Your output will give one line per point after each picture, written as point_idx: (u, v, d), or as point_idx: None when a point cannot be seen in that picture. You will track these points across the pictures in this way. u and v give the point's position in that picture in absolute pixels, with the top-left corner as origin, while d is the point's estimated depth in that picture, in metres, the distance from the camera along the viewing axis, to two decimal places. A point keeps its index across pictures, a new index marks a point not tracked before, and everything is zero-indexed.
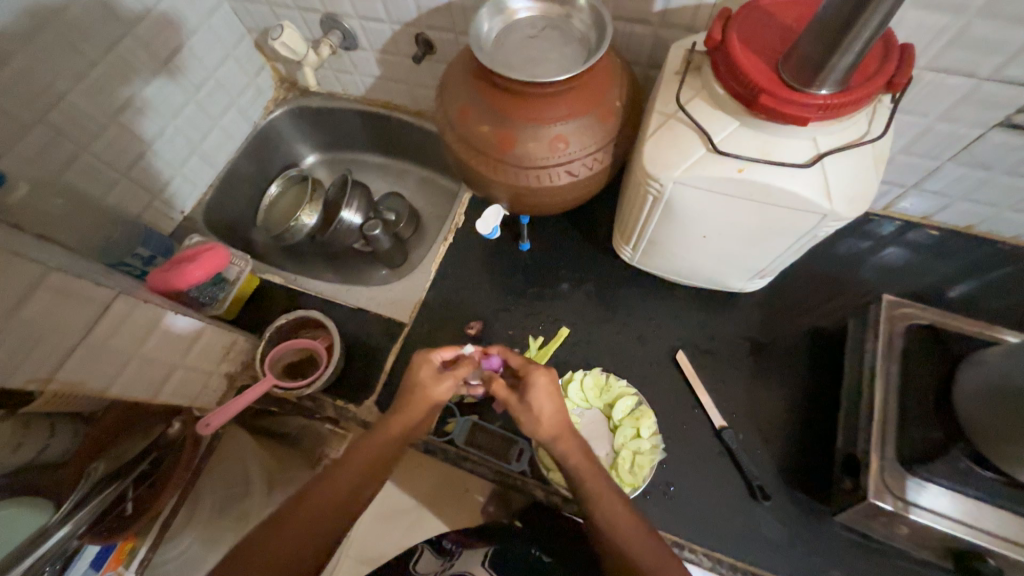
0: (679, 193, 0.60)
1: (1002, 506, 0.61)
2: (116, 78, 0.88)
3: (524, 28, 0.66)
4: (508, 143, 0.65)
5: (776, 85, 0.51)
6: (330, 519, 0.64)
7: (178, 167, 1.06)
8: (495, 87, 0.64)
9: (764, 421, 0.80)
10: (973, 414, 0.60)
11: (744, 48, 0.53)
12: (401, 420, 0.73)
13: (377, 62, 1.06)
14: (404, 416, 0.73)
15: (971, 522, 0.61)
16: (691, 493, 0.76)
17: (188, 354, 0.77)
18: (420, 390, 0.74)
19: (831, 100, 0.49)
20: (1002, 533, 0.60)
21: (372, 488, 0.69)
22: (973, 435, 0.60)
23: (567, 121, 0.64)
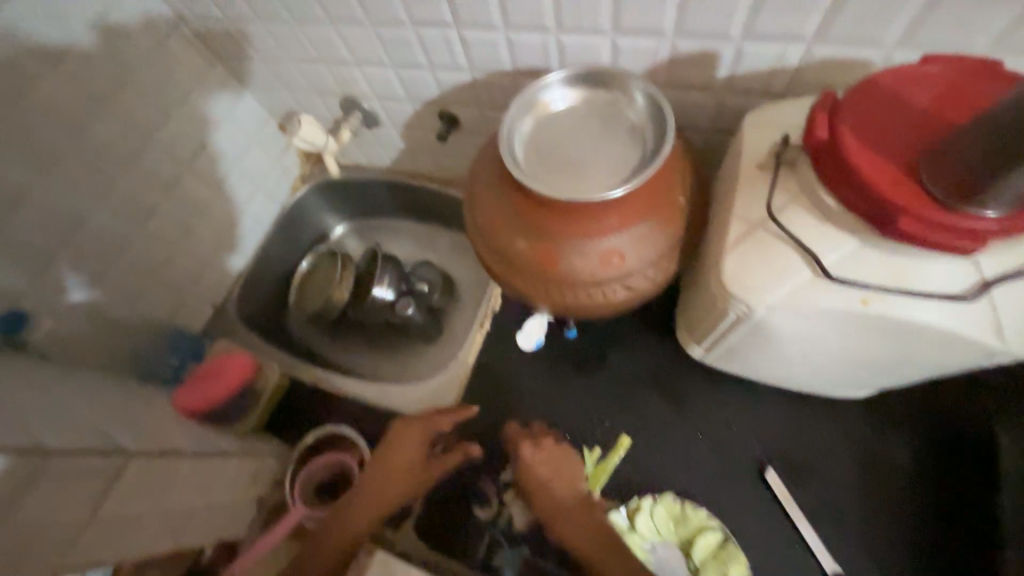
0: (774, 323, 0.48)
1: None
2: (140, 188, 0.85)
3: (562, 124, 0.56)
4: (551, 259, 0.55)
5: (922, 203, 0.38)
6: None
7: (208, 261, 1.02)
8: (531, 200, 0.54)
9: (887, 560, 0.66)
10: None
11: (865, 149, 0.40)
12: (391, 454, 0.71)
13: (401, 136, 0.99)
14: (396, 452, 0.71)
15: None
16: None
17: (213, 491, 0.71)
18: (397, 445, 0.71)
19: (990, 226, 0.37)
20: None
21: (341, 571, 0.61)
22: None
23: (622, 231, 0.53)
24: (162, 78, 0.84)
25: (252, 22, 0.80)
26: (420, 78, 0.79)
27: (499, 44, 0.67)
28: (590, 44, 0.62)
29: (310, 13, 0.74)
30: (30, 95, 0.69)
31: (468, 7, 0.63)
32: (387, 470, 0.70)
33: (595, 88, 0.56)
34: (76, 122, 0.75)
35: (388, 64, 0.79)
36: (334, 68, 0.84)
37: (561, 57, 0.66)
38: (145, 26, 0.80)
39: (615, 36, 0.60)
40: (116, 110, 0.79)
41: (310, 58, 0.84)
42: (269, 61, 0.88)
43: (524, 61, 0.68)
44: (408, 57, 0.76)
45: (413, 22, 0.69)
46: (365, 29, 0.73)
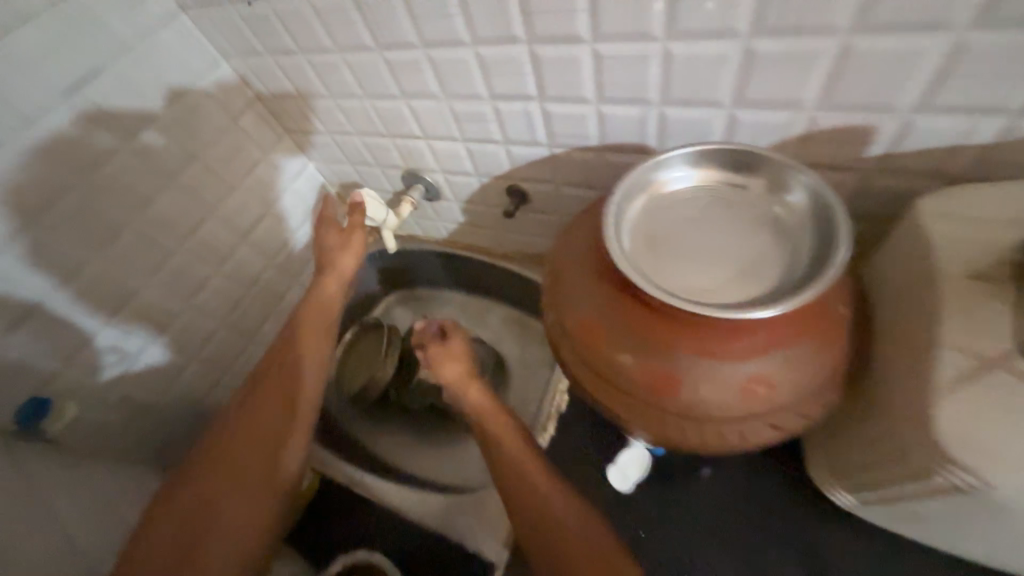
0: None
1: None
2: (194, 260, 0.81)
3: (680, 213, 0.45)
4: (669, 383, 0.41)
5: None
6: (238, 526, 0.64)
7: (252, 335, 0.95)
8: (645, 305, 0.42)
9: None
10: None
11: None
12: (318, 277, 0.77)
13: (462, 210, 0.93)
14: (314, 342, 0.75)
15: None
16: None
17: None
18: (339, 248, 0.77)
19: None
20: None
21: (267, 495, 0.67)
22: None
23: (771, 355, 0.39)
24: (231, 152, 0.83)
25: (325, 99, 0.78)
26: (491, 152, 0.73)
27: (588, 119, 0.59)
28: (702, 118, 0.53)
29: (384, 88, 0.70)
30: (100, 171, 0.67)
31: (558, 80, 0.56)
32: (309, 309, 0.77)
33: (724, 172, 0.45)
34: (141, 196, 0.72)
35: (458, 139, 0.73)
36: (402, 143, 0.80)
37: (660, 132, 0.57)
38: (222, 103, 0.80)
39: (737, 110, 0.50)
40: (182, 184, 0.77)
41: (379, 133, 0.81)
42: (337, 135, 0.86)
43: (615, 137, 0.60)
44: (481, 131, 0.70)
45: (492, 96, 0.63)
46: (438, 103, 0.68)
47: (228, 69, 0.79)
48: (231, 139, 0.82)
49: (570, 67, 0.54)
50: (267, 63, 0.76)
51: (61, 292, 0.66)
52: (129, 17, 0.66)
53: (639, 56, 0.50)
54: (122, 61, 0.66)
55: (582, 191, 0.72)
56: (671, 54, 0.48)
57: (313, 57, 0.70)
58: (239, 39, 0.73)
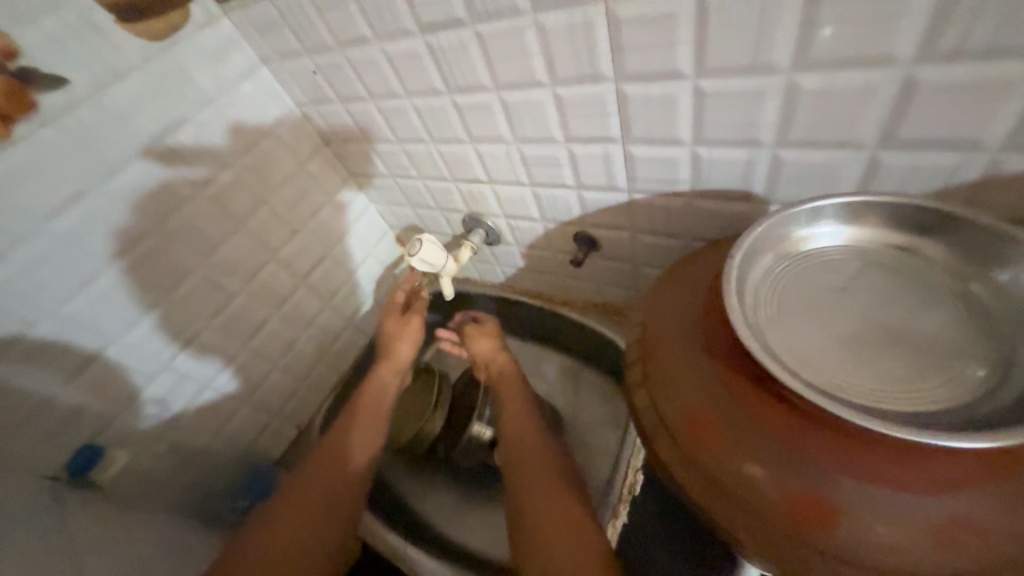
0: None
1: None
2: (254, 304, 0.80)
3: (832, 279, 0.36)
4: (824, 516, 0.31)
5: None
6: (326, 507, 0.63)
7: (303, 379, 0.93)
8: (788, 405, 0.33)
9: None
10: None
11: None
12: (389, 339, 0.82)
13: (524, 255, 0.87)
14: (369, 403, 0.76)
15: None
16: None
17: None
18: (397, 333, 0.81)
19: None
20: None
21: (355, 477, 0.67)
22: None
23: (977, 495, 0.29)
24: (298, 196, 0.83)
25: (391, 143, 0.77)
26: (561, 197, 0.67)
27: (678, 163, 0.52)
28: (833, 161, 0.44)
29: (451, 132, 0.67)
30: (175, 215, 0.68)
31: (648, 120, 0.49)
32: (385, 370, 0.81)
33: (883, 239, 0.37)
34: (210, 241, 0.72)
35: (525, 183, 0.68)
36: (465, 187, 0.77)
37: (771, 177, 0.48)
38: (293, 149, 0.81)
39: (883, 151, 0.41)
40: (249, 227, 0.77)
41: (442, 176, 0.78)
42: (400, 178, 0.84)
43: (712, 182, 0.52)
44: (551, 175, 0.64)
45: (567, 137, 0.57)
46: (507, 146, 0.64)
47: (300, 116, 0.80)
48: (298, 183, 0.83)
49: (665, 106, 0.47)
50: (338, 110, 0.76)
51: (126, 335, 0.66)
52: (214, 70, 0.68)
53: (756, 92, 0.42)
54: (203, 112, 0.68)
55: (662, 240, 0.64)
56: (799, 86, 0.40)
57: (382, 103, 0.69)
58: (313, 87, 0.73)
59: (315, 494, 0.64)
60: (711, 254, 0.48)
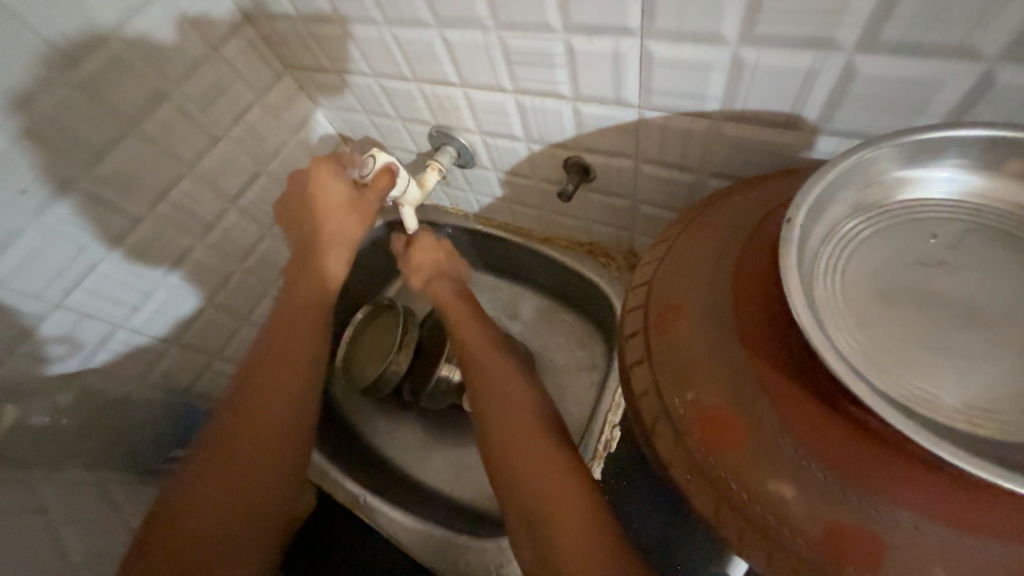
0: None
1: None
2: (168, 232, 0.66)
3: (919, 246, 0.28)
4: (868, 554, 0.25)
5: None
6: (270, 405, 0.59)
7: (245, 318, 0.82)
8: (839, 412, 0.26)
9: None
10: None
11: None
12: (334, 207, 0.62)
13: (502, 183, 0.74)
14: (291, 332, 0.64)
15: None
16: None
17: None
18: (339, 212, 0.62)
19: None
20: None
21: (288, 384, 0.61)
22: None
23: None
24: (213, 92, 0.65)
25: (331, 23, 0.58)
26: (551, 111, 0.53)
27: (712, 71, 0.39)
28: (927, 78, 0.32)
29: (409, 9, 0.50)
30: (29, 109, 0.50)
31: (685, 1, 0.35)
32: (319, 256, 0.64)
33: (980, 195, 0.29)
34: (89, 147, 0.55)
35: (507, 89, 0.53)
36: (430, 91, 0.61)
37: (832, 100, 0.36)
38: (199, 23, 0.60)
39: (1003, 67, 0.30)
40: (148, 132, 0.60)
41: (401, 75, 0.61)
42: (349, 76, 0.67)
43: (748, 102, 0.40)
44: (541, 80, 0.50)
45: (565, 24, 0.42)
46: (484, 35, 0.48)
47: None
48: (212, 73, 0.64)
49: None
50: None
51: None
52: None
53: None
54: None
55: (671, 173, 0.52)
56: None
57: None
58: None
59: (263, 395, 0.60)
60: (741, 196, 0.38)
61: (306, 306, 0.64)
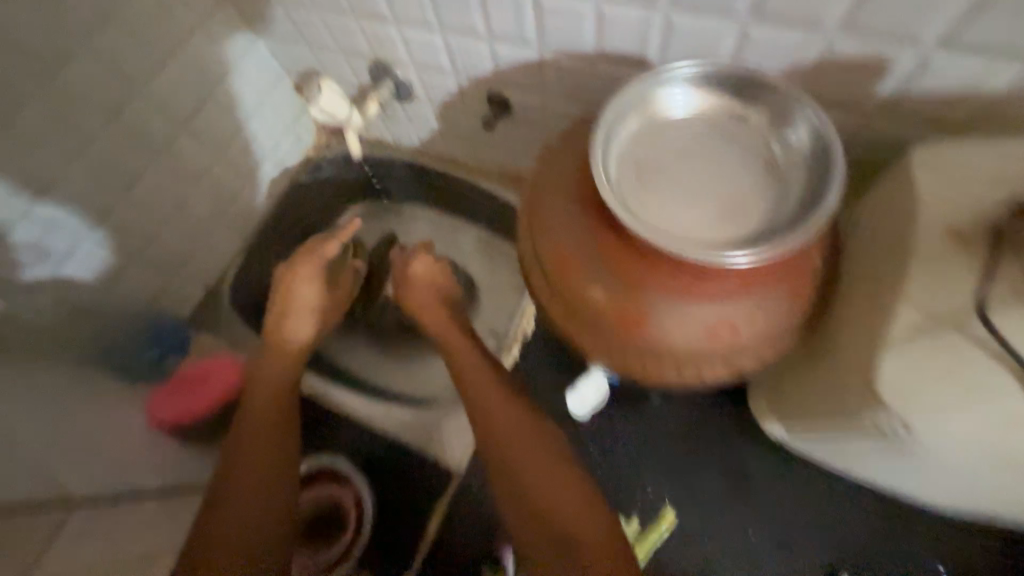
0: (927, 450, 0.38)
1: None
2: (123, 150, 0.71)
3: (674, 141, 0.43)
4: (639, 319, 0.41)
5: None
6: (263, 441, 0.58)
7: (202, 239, 0.89)
8: (625, 238, 0.41)
9: None
10: None
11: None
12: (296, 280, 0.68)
13: (437, 115, 0.84)
14: (254, 421, 0.59)
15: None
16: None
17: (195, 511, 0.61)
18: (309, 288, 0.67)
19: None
20: None
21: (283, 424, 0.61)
22: None
23: (743, 302, 0.40)
24: (156, 15, 0.69)
25: None
26: (472, 48, 0.64)
27: (583, 19, 0.51)
28: (713, 31, 0.47)
29: None
30: None
31: None
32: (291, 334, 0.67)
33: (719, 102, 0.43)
34: (44, 63, 0.60)
35: (434, 27, 0.63)
36: (368, 26, 0.69)
37: (663, 46, 0.51)
38: None
39: (751, 24, 0.45)
40: (98, 51, 0.64)
41: (341, 10, 0.68)
42: (290, 8, 0.72)
43: (611, 45, 0.53)
44: (460, 20, 0.60)
45: None
46: None
47: None
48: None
49: None
50: None
51: None
52: None
53: None
54: None
55: (571, 104, 0.66)
56: None
57: None
58: None
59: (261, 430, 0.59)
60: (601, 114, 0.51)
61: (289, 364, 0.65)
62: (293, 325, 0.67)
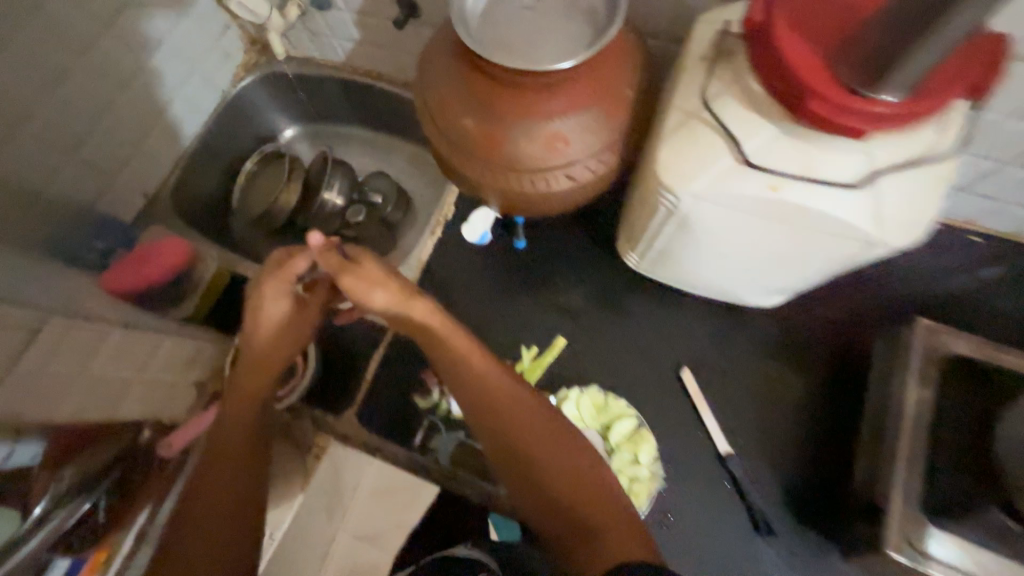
0: (696, 214, 0.52)
1: None
2: (45, 45, 0.77)
3: (520, 1, 0.53)
4: (494, 137, 0.54)
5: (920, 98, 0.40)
6: (235, 456, 0.62)
7: (138, 147, 0.96)
8: (477, 71, 0.53)
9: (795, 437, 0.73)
10: None
11: (807, 48, 0.41)
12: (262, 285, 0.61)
13: (354, 24, 0.92)
14: (227, 439, 0.62)
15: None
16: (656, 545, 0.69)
17: (156, 353, 0.72)
18: (270, 312, 0.63)
19: (891, 109, 0.39)
20: None
21: (253, 441, 0.64)
22: None
23: (566, 115, 0.53)
24: None
25: None
26: None
27: None
28: None
29: None
30: None
31: None
32: (262, 340, 0.64)
33: None
34: None
35: None
36: None
37: None
38: None
39: None
40: None
41: None
42: None
43: None
44: None
45: None
46: None
47: None
48: None
49: None
50: None
51: None
52: None
53: None
54: None
55: None
56: None
57: None
58: None
59: (225, 444, 0.62)
60: None
61: (256, 369, 0.64)
62: (270, 346, 0.64)
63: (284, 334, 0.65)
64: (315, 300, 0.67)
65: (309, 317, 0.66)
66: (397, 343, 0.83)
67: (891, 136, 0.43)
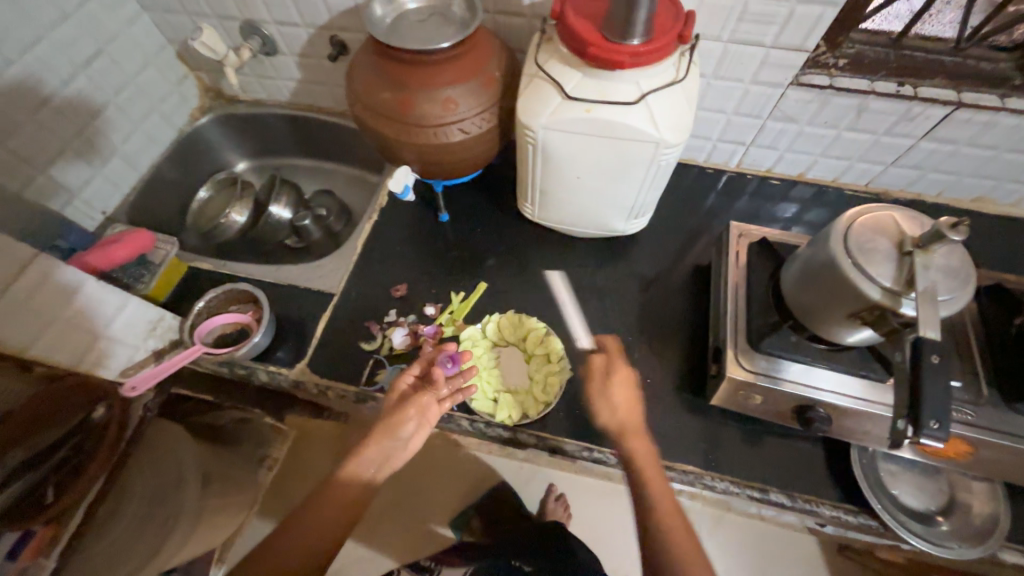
0: (551, 140, 0.75)
1: (840, 370, 0.74)
2: (29, 79, 0.93)
3: (414, 16, 0.79)
4: (403, 99, 0.76)
5: (652, 40, 0.65)
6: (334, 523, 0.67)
7: (97, 167, 1.08)
8: (386, 57, 0.76)
9: (670, 330, 0.93)
10: (801, 298, 0.72)
11: (584, 22, 0.67)
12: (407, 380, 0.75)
13: (298, 66, 1.16)
14: (313, 516, 0.66)
15: (835, 390, 0.73)
16: (570, 425, 0.84)
17: (121, 313, 0.85)
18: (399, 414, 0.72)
19: (642, 48, 0.65)
20: (834, 389, 0.73)
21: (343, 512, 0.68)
22: (812, 318, 0.72)
23: (451, 83, 0.76)
24: None
25: None
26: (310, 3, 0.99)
27: None
28: None
29: None
30: None
31: None
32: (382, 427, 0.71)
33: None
34: None
35: None
36: None
37: None
38: None
39: None
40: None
41: None
42: None
43: None
44: None
45: None
46: None
47: None
48: None
49: None
50: None
51: None
52: None
53: None
54: None
55: None
56: None
57: None
58: None
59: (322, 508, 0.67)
60: None
61: (378, 452, 0.70)
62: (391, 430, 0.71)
63: (412, 427, 0.73)
64: (416, 407, 0.73)
65: (405, 422, 0.72)
66: (342, 304, 0.96)
67: (651, 69, 0.68)
